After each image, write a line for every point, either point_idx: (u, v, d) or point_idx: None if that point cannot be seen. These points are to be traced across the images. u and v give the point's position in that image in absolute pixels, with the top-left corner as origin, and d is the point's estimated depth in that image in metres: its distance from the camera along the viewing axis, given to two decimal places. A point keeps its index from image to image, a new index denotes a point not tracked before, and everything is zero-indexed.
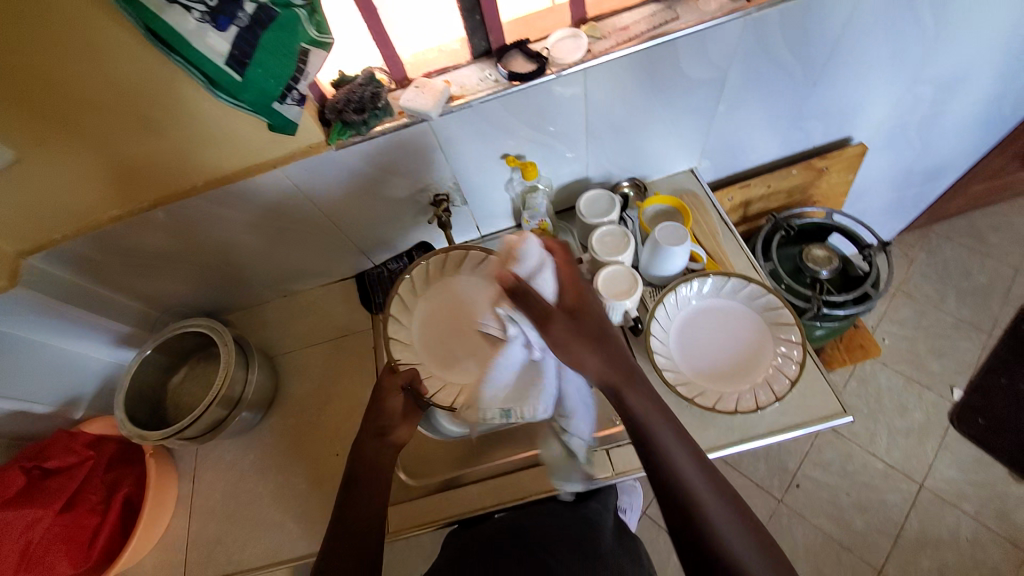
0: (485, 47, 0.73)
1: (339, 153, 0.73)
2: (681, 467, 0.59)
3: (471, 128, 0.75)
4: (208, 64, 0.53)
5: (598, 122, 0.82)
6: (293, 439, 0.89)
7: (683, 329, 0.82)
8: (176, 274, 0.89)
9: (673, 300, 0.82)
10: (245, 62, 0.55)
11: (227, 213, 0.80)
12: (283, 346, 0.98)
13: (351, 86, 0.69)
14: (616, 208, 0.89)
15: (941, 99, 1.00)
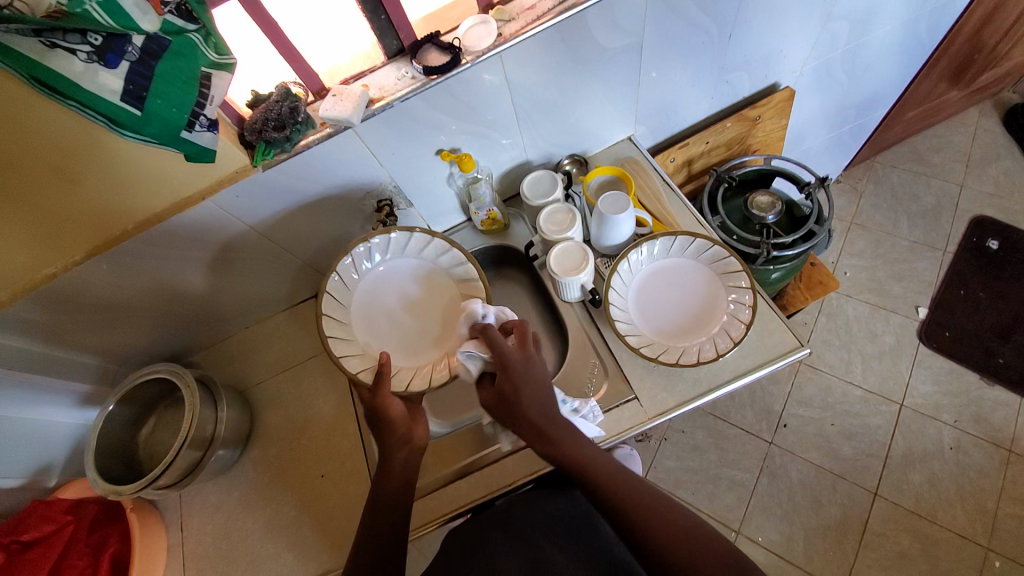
0: (398, 45, 0.71)
1: (268, 174, 0.72)
2: (643, 514, 0.59)
3: (399, 129, 0.75)
4: (103, 103, 0.53)
5: (525, 104, 0.82)
6: (276, 470, 0.87)
7: (641, 293, 0.83)
8: (128, 322, 0.87)
9: (626, 267, 0.83)
10: (143, 95, 0.54)
11: (166, 252, 0.78)
12: (253, 379, 0.96)
13: (266, 104, 0.67)
14: (559, 185, 0.89)
15: (858, 32, 1.02)
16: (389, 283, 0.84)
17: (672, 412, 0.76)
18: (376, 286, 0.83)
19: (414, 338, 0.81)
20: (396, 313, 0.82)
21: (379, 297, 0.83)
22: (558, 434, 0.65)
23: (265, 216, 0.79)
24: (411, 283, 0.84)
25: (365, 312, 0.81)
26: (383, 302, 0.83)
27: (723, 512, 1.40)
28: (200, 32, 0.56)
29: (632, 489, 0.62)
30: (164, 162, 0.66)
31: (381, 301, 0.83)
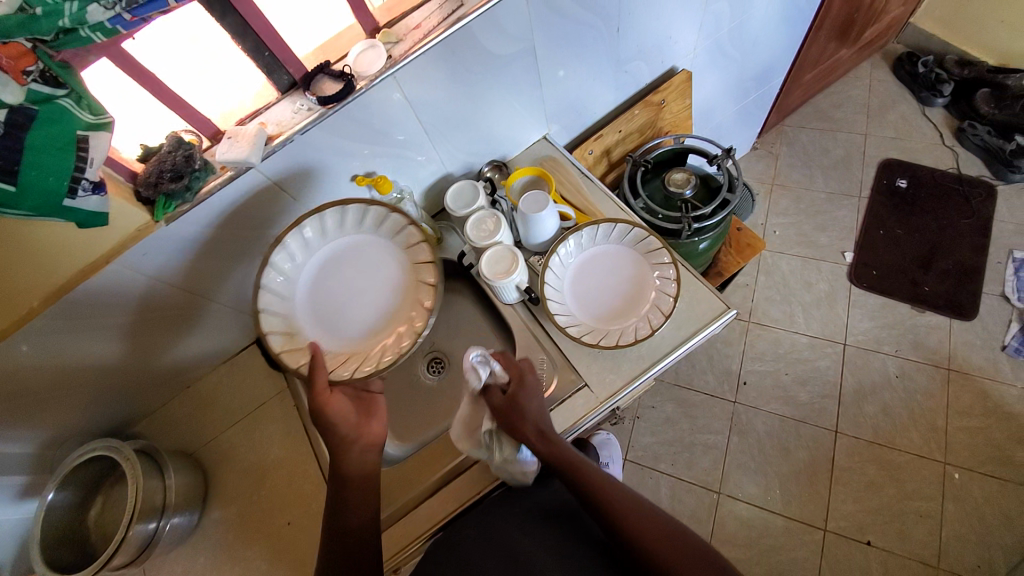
0: (290, 79, 0.71)
1: (173, 227, 0.70)
2: (641, 528, 0.65)
3: (307, 162, 0.75)
4: None
5: (432, 120, 0.83)
6: (241, 526, 0.85)
7: (575, 284, 0.86)
8: (55, 406, 0.82)
9: (558, 261, 0.86)
10: (14, 169, 0.53)
11: (81, 324, 0.74)
12: (202, 438, 0.93)
13: (158, 156, 0.65)
14: (481, 193, 0.91)
15: (739, 10, 1.09)
16: (337, 262, 0.81)
17: (621, 392, 0.78)
18: (315, 272, 0.80)
19: (359, 314, 0.79)
20: (345, 290, 0.80)
21: (325, 273, 0.80)
22: (561, 454, 0.71)
23: (182, 270, 0.77)
24: (358, 262, 0.81)
25: (312, 287, 0.79)
26: (322, 282, 0.80)
27: (702, 477, 1.45)
28: (70, 96, 0.55)
29: (631, 506, 0.67)
30: (57, 233, 0.64)
31: (320, 283, 0.80)
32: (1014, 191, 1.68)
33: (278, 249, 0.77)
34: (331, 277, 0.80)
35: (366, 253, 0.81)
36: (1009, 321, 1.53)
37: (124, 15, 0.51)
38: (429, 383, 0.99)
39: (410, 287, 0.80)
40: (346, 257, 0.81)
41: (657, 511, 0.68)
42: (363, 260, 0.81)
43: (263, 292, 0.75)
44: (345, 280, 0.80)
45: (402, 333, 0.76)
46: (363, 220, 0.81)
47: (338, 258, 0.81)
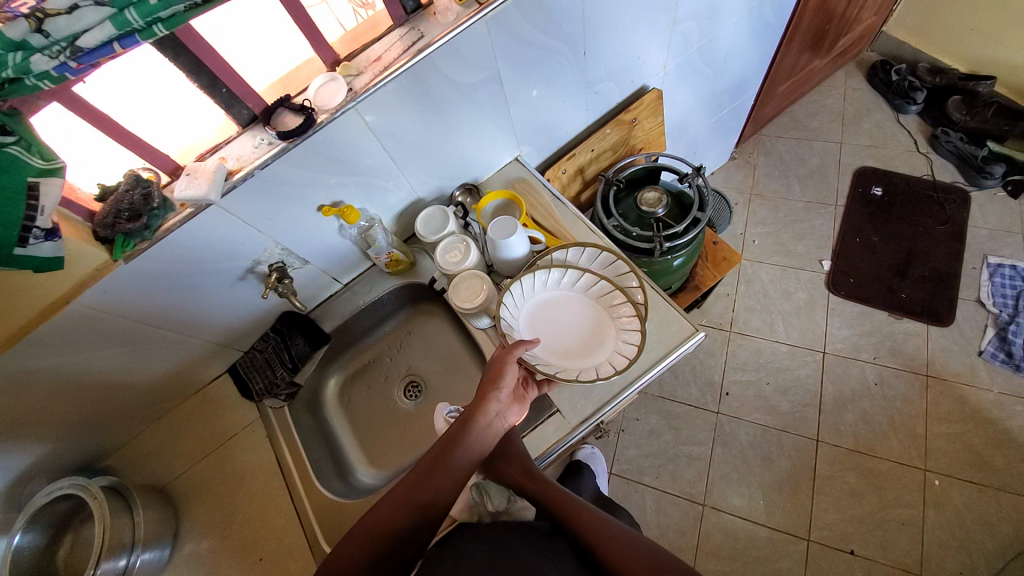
0: (249, 113, 0.70)
1: (132, 266, 0.69)
2: (613, 549, 0.66)
3: (271, 196, 0.75)
4: None
5: (398, 148, 0.83)
6: (213, 563, 0.84)
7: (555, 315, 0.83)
8: (17, 446, 0.80)
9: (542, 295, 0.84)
10: None
11: (42, 364, 0.73)
12: (174, 471, 0.92)
13: (115, 195, 0.64)
14: (450, 218, 0.91)
15: (707, 28, 1.10)
16: (572, 303, 0.83)
17: (592, 418, 0.79)
18: (546, 302, 0.84)
19: (566, 352, 0.80)
20: (572, 328, 0.81)
21: (547, 311, 0.83)
22: (535, 484, 0.74)
23: (147, 306, 0.77)
24: (582, 308, 0.82)
25: (540, 325, 0.82)
26: (545, 313, 0.83)
27: (686, 489, 1.45)
28: (19, 143, 0.54)
29: (603, 528, 0.69)
30: (17, 278, 0.63)
31: (561, 308, 0.83)
32: (987, 197, 1.71)
33: (513, 285, 0.83)
34: (555, 318, 0.82)
35: (584, 304, 0.83)
36: (984, 326, 1.55)
37: (69, 63, 0.50)
38: (406, 408, 0.99)
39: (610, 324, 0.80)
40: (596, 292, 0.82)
41: (630, 532, 0.69)
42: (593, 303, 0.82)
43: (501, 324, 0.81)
44: (567, 310, 0.83)
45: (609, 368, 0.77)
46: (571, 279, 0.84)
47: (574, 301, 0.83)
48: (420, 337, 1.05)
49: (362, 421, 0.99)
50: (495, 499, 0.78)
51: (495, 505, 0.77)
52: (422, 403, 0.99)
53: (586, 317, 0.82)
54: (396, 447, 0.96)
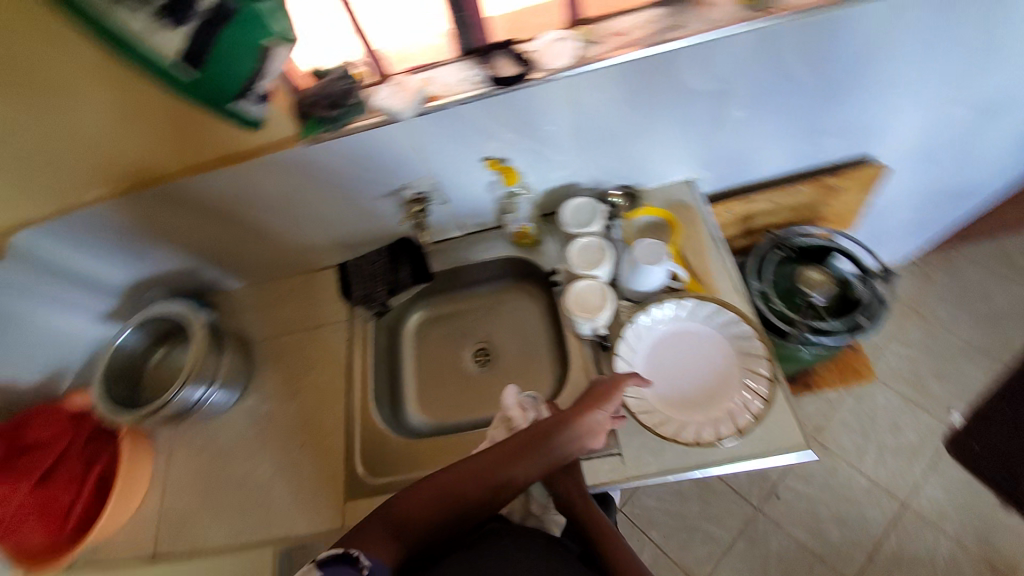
0: (470, 45, 0.67)
1: (314, 149, 0.71)
2: None
3: (450, 130, 0.72)
4: (164, 65, 0.55)
5: (586, 130, 0.76)
6: (263, 428, 0.90)
7: (669, 351, 0.78)
8: (154, 254, 0.90)
9: (659, 318, 0.78)
10: (200, 62, 0.54)
11: (200, 200, 0.79)
12: (261, 335, 0.98)
13: (325, 81, 0.66)
14: (598, 219, 0.83)
15: (983, 120, 0.91)
16: (692, 346, 0.78)
17: (651, 477, 0.72)
18: (665, 344, 0.78)
19: (670, 396, 0.75)
20: (684, 372, 0.76)
21: (665, 346, 0.78)
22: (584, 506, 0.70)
23: (302, 188, 0.79)
24: (703, 355, 0.77)
25: (652, 357, 0.78)
26: (660, 355, 0.78)
27: (690, 562, 1.38)
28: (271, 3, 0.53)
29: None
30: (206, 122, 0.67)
31: (675, 349, 0.78)
32: None
33: (640, 315, 0.78)
34: (669, 354, 0.78)
35: (704, 351, 0.77)
36: None
37: None
38: (472, 372, 0.98)
39: (730, 372, 0.75)
40: (712, 332, 0.77)
41: None
42: (714, 356, 0.76)
43: (619, 344, 0.77)
44: (686, 355, 0.77)
45: (708, 432, 0.71)
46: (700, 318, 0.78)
47: (697, 344, 0.78)
48: (511, 311, 1.02)
49: (430, 367, 1.00)
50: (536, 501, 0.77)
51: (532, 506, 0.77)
52: (489, 373, 0.98)
53: (701, 367, 0.76)
54: (450, 404, 0.96)
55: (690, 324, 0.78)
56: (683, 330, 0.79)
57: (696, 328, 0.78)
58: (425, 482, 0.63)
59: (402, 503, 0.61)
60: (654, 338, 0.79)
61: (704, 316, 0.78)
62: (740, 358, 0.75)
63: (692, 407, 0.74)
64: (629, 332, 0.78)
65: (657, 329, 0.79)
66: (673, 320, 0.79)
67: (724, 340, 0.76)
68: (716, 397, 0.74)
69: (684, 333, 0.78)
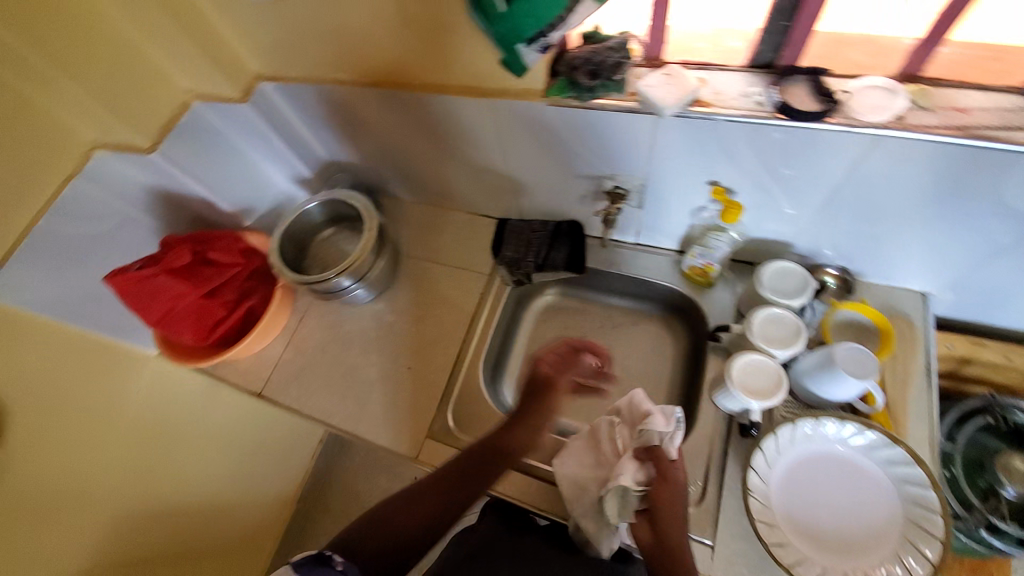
0: (770, 59, 0.61)
1: (549, 109, 0.68)
2: None
3: (697, 144, 0.65)
4: None
5: (847, 198, 0.67)
6: (382, 332, 0.98)
7: (817, 471, 0.68)
8: (362, 142, 0.99)
9: (824, 432, 0.69)
10: None
11: (422, 115, 0.83)
12: (411, 252, 1.05)
13: (598, 47, 0.63)
14: (806, 294, 0.72)
15: None
16: (847, 479, 0.68)
17: None
18: (816, 462, 0.69)
19: (799, 518, 0.66)
20: (827, 503, 0.67)
21: (815, 464, 0.69)
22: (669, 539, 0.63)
23: (516, 139, 0.79)
24: (856, 495, 0.67)
25: (795, 469, 0.69)
26: (806, 470, 0.69)
27: None
28: None
29: None
30: (466, 47, 0.68)
31: (825, 472, 0.68)
32: None
33: (803, 419, 0.68)
34: (817, 474, 0.68)
35: (860, 491, 0.67)
36: None
37: None
38: None
39: (884, 532, 0.64)
40: (879, 477, 0.67)
41: None
42: (870, 504, 0.66)
43: (769, 436, 0.68)
44: (836, 485, 0.68)
45: None
46: (872, 456, 0.67)
47: (854, 480, 0.68)
48: (642, 338, 0.95)
49: (541, 352, 0.99)
50: (620, 509, 0.67)
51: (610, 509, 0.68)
52: None
53: (848, 507, 0.66)
54: None
55: (855, 454, 0.68)
56: (844, 457, 0.69)
57: (860, 463, 0.68)
58: (383, 520, 0.65)
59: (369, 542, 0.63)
60: (808, 449, 0.69)
61: (878, 456, 0.67)
62: (904, 524, 0.64)
63: (821, 546, 0.65)
64: (784, 430, 0.69)
65: (816, 443, 0.69)
66: (839, 441, 0.69)
67: (889, 492, 0.66)
68: (854, 549, 0.64)
69: (844, 461, 0.68)
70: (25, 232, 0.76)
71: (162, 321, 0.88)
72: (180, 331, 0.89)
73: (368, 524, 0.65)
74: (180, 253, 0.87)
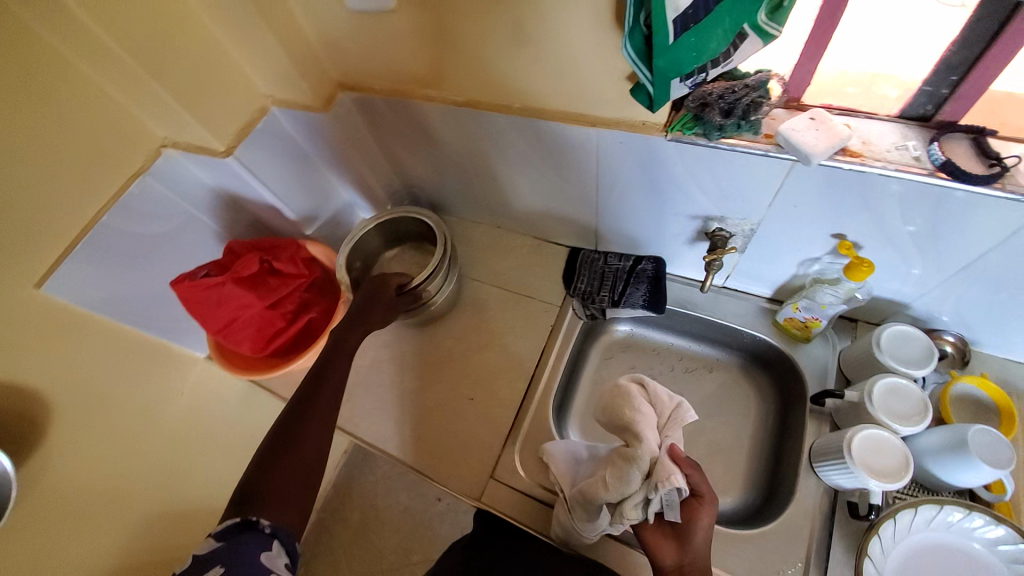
0: (925, 112, 0.56)
1: (668, 144, 0.64)
2: None
3: (831, 195, 0.61)
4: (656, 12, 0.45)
5: (989, 267, 0.61)
6: (440, 357, 0.93)
7: (934, 564, 0.61)
8: (433, 159, 0.95)
9: (946, 520, 0.62)
10: (688, 25, 0.45)
11: (509, 138, 0.78)
12: (474, 274, 1.01)
13: (732, 81, 0.56)
14: (931, 363, 0.67)
15: None
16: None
17: None
18: (934, 553, 0.62)
19: None
20: None
21: (933, 556, 0.62)
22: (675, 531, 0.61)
23: (613, 170, 0.74)
24: None
25: (911, 560, 0.62)
26: (923, 562, 0.61)
27: None
28: None
29: None
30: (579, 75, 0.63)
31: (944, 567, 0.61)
32: None
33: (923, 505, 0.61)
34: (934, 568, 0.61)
35: None
36: None
37: None
38: None
39: None
40: None
41: None
42: None
43: (888, 522, 0.61)
44: None
45: None
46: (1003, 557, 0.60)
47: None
48: (716, 386, 0.89)
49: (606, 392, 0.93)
50: (664, 509, 0.60)
51: (654, 507, 0.61)
52: None
53: None
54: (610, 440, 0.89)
55: (978, 549, 0.61)
56: (968, 552, 0.61)
57: (986, 560, 0.61)
58: (276, 463, 0.65)
59: (267, 483, 0.62)
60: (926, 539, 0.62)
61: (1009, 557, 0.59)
62: None
63: None
64: (902, 517, 0.61)
65: (933, 532, 0.62)
66: (961, 533, 0.62)
67: None
68: None
69: (967, 557, 0.61)
70: (88, 227, 0.71)
71: (222, 331, 0.85)
72: (239, 342, 0.86)
73: (262, 468, 0.64)
74: (249, 262, 0.84)
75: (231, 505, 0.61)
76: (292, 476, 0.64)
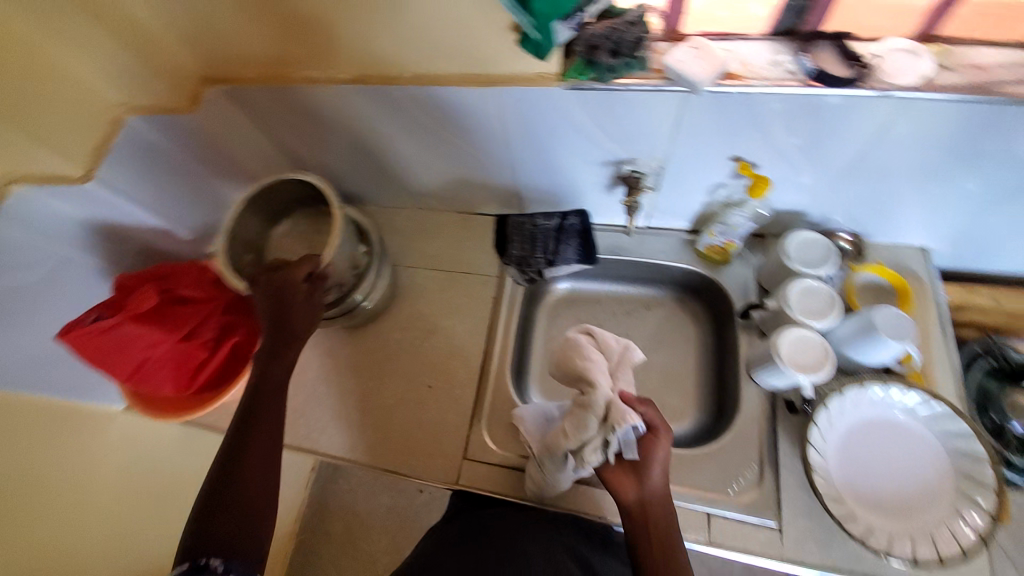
0: (792, 26, 0.59)
1: (564, 93, 0.64)
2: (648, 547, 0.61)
3: (726, 120, 0.63)
4: None
5: (868, 162, 0.67)
6: (387, 352, 0.90)
7: (866, 437, 0.69)
8: (335, 147, 0.89)
9: (869, 397, 0.70)
10: None
11: (408, 111, 0.74)
12: (406, 261, 0.97)
13: (615, 21, 0.57)
14: (831, 262, 0.74)
15: None
16: (894, 441, 0.69)
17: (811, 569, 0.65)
18: (865, 427, 0.70)
19: (858, 486, 0.67)
20: (880, 467, 0.68)
21: (864, 431, 0.70)
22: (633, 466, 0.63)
23: (519, 128, 0.73)
24: (904, 455, 0.68)
25: (846, 438, 0.69)
26: (858, 437, 0.69)
27: None
28: None
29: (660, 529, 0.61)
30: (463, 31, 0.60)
31: (874, 437, 0.69)
32: None
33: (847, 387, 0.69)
34: (867, 440, 0.69)
35: (911, 452, 0.68)
36: None
37: None
38: None
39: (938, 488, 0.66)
40: (925, 435, 0.68)
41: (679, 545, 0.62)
42: (920, 462, 0.68)
43: (821, 409, 0.69)
44: (886, 449, 0.69)
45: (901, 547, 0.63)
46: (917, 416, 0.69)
47: (902, 440, 0.69)
48: (658, 322, 0.93)
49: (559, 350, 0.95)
50: (623, 448, 0.62)
51: (613, 448, 0.62)
52: None
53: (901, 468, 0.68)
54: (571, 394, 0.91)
55: (899, 416, 0.70)
56: (891, 420, 0.70)
57: (905, 423, 0.69)
58: (219, 508, 0.60)
59: (216, 530, 0.58)
60: (855, 417, 0.70)
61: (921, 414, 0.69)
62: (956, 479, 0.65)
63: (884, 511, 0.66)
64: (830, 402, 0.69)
65: (862, 410, 0.70)
66: (883, 405, 0.70)
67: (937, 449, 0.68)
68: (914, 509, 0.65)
69: (891, 424, 0.69)
70: None
71: (134, 377, 0.77)
72: (159, 384, 0.79)
73: (206, 515, 0.59)
74: (145, 296, 0.76)
75: (180, 553, 0.57)
76: (239, 518, 0.60)
